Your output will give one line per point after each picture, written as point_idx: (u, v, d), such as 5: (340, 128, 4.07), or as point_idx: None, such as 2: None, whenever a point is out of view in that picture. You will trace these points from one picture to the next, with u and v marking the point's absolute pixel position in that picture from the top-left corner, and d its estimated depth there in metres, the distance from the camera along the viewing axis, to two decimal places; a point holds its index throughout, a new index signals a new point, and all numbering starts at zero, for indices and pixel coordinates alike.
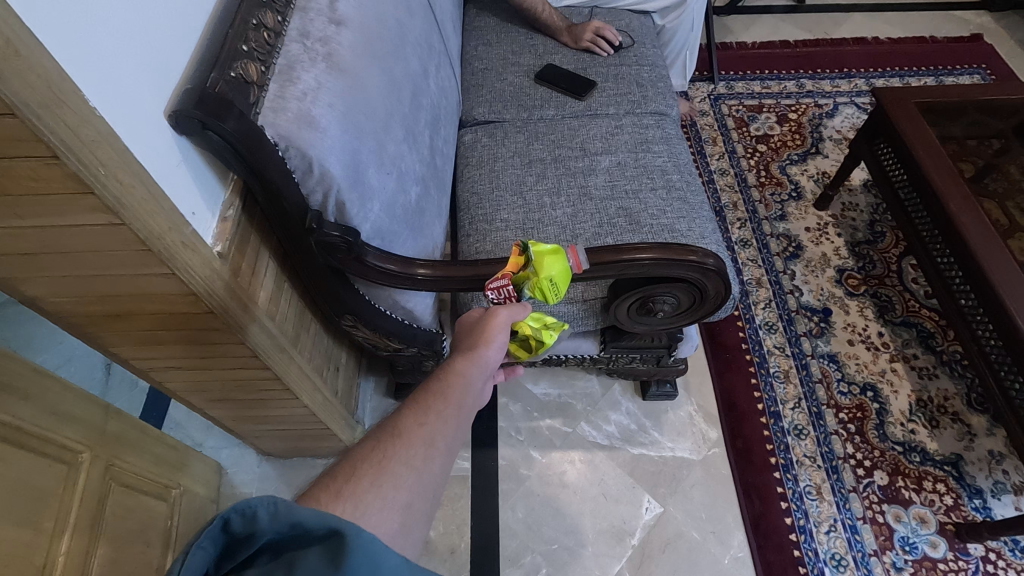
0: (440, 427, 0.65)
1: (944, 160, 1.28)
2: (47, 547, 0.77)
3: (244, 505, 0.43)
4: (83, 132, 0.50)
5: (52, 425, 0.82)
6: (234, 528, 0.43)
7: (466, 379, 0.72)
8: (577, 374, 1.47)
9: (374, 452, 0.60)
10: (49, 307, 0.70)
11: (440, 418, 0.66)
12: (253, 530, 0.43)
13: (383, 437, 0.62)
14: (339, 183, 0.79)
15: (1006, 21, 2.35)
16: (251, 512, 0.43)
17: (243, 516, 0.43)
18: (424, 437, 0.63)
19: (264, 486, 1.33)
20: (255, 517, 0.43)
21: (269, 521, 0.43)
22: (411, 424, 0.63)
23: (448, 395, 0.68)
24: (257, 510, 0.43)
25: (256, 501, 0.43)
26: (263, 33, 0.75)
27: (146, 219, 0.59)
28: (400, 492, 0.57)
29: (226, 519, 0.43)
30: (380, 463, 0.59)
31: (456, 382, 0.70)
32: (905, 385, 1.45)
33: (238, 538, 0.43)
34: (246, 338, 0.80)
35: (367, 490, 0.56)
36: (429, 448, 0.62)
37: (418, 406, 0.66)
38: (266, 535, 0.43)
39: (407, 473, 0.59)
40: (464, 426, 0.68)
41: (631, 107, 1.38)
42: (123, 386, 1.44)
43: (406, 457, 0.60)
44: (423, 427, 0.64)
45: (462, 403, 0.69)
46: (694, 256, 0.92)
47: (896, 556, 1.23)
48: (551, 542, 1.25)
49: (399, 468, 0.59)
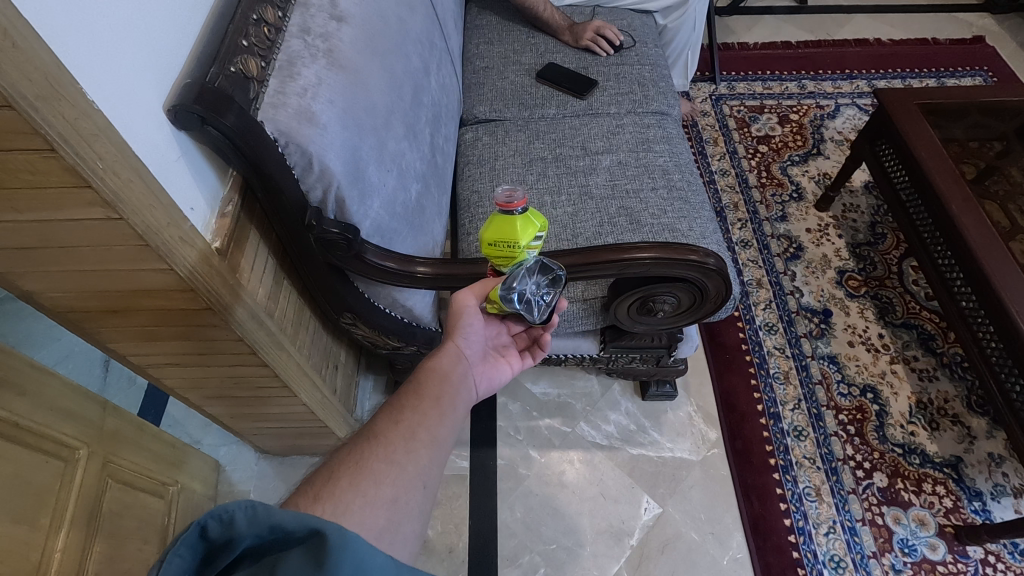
0: (419, 419, 0.65)
1: (945, 161, 1.27)
2: (43, 544, 0.76)
3: (221, 510, 0.42)
4: (81, 126, 0.50)
5: (50, 421, 0.81)
6: (213, 535, 0.42)
7: (438, 371, 0.73)
8: (576, 374, 1.47)
9: (351, 454, 0.59)
10: (47, 302, 0.70)
11: (418, 411, 0.66)
12: (231, 534, 0.42)
13: (360, 441, 0.61)
14: (339, 180, 0.78)
15: (1009, 24, 2.34)
16: (228, 517, 0.42)
17: (220, 522, 0.42)
18: (402, 432, 0.63)
19: (262, 483, 1.33)
20: (233, 520, 0.42)
21: (248, 524, 0.42)
22: (388, 424, 0.63)
23: (420, 391, 0.69)
24: (234, 513, 0.42)
25: (233, 506, 0.42)
26: (263, 29, 0.74)
27: (145, 213, 0.59)
28: (383, 488, 0.57)
29: (203, 526, 0.42)
30: (359, 462, 0.58)
31: (429, 377, 0.71)
32: (905, 388, 1.45)
33: (218, 544, 0.43)
34: (243, 334, 0.79)
35: (345, 490, 0.55)
36: (411, 442, 0.62)
37: (393, 407, 0.66)
38: (246, 540, 0.42)
39: (389, 469, 0.59)
40: (449, 414, 0.68)
41: (633, 106, 1.37)
42: (121, 383, 1.44)
43: (385, 454, 0.60)
44: (401, 423, 0.64)
45: (438, 394, 0.69)
46: (695, 256, 0.91)
47: (895, 558, 1.23)
48: (549, 542, 1.24)
49: (378, 464, 0.59)
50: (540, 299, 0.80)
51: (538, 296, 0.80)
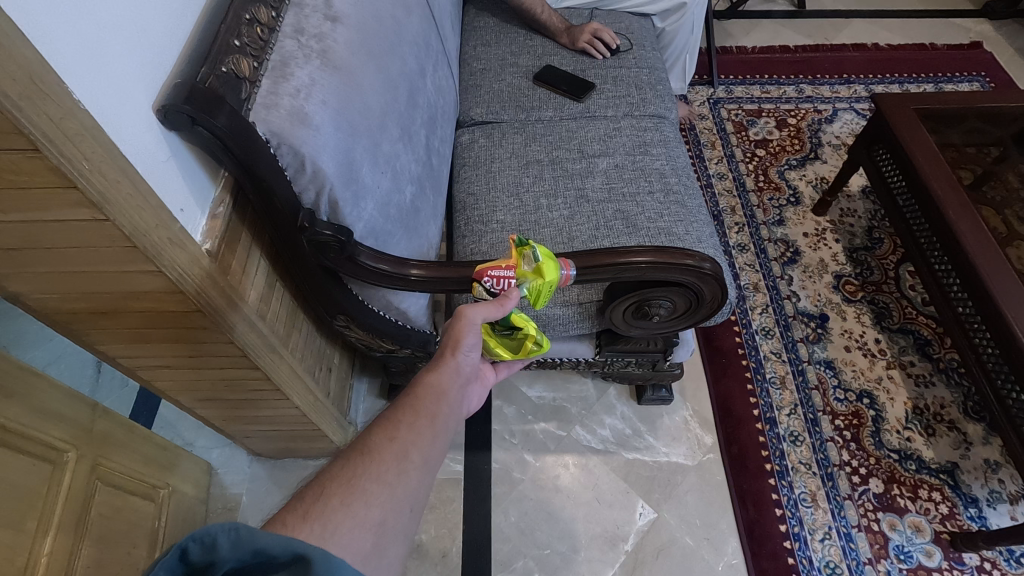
0: (412, 438, 0.64)
1: (943, 167, 1.27)
2: (30, 548, 0.76)
3: (203, 533, 0.41)
4: (66, 125, 0.49)
5: (37, 423, 0.80)
6: (194, 557, 0.41)
7: (437, 388, 0.70)
8: (572, 378, 1.46)
9: (342, 471, 0.59)
10: (35, 303, 0.69)
11: (413, 430, 0.65)
12: (213, 558, 0.41)
13: (352, 456, 0.61)
14: (331, 182, 0.78)
15: (1006, 30, 2.34)
16: (210, 540, 0.41)
17: (202, 545, 0.41)
18: (395, 451, 0.62)
19: (254, 486, 1.32)
20: (215, 544, 0.41)
21: (231, 549, 0.41)
22: (382, 440, 0.62)
23: (416, 407, 0.68)
24: (217, 537, 0.41)
25: (215, 529, 0.41)
26: (256, 29, 0.74)
27: (133, 215, 0.58)
28: (372, 510, 0.56)
29: (184, 549, 0.41)
30: (350, 482, 0.58)
31: (427, 394, 0.69)
32: (901, 393, 1.44)
33: (199, 567, 0.42)
34: (234, 338, 0.79)
35: (335, 509, 0.55)
36: (402, 463, 0.61)
37: (387, 423, 0.65)
38: (227, 564, 0.41)
39: (380, 490, 0.58)
40: (442, 435, 0.68)
41: (630, 109, 1.37)
42: (113, 384, 1.43)
43: (377, 473, 0.59)
44: (395, 441, 0.63)
45: (434, 413, 0.68)
46: (691, 260, 0.91)
47: (890, 565, 1.22)
48: (543, 547, 1.24)
49: (369, 484, 0.58)
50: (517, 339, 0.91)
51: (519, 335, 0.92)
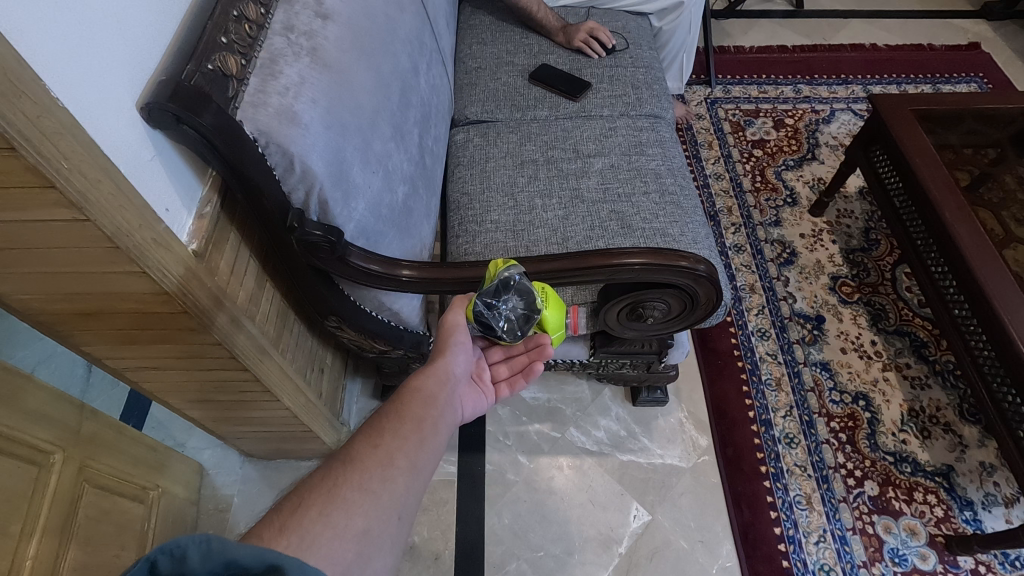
0: (397, 444, 0.64)
1: (940, 168, 1.26)
2: (13, 551, 0.75)
3: (172, 545, 0.40)
4: (42, 123, 0.48)
5: (22, 425, 0.79)
6: (162, 571, 0.40)
7: (424, 392, 0.71)
8: (566, 379, 1.45)
9: (324, 481, 0.58)
10: (19, 305, 0.68)
11: (398, 435, 0.65)
12: (182, 571, 0.40)
13: (334, 465, 0.60)
14: (321, 181, 0.76)
15: (1005, 31, 2.34)
16: (179, 552, 0.40)
17: (171, 558, 0.40)
18: (380, 458, 0.61)
19: (246, 487, 1.30)
20: (184, 557, 0.40)
21: (201, 561, 0.40)
22: (365, 448, 0.62)
23: (403, 412, 0.68)
24: (187, 549, 0.40)
25: (185, 541, 0.40)
26: (244, 26, 0.73)
27: (115, 215, 0.57)
28: (354, 519, 0.56)
29: (153, 562, 0.40)
30: (331, 491, 0.57)
31: (415, 398, 0.70)
32: (897, 395, 1.43)
33: None
34: (222, 339, 0.77)
35: (313, 520, 0.54)
36: (386, 470, 0.61)
37: (372, 429, 0.65)
38: None
39: (362, 498, 0.57)
40: (430, 440, 0.67)
41: (626, 109, 1.36)
42: (103, 385, 1.42)
43: (360, 481, 0.59)
44: (378, 448, 0.62)
45: (422, 416, 0.68)
46: (686, 262, 0.90)
47: (884, 567, 1.22)
48: (537, 549, 1.23)
49: (351, 493, 0.57)
50: (506, 312, 0.82)
51: (508, 313, 0.82)
